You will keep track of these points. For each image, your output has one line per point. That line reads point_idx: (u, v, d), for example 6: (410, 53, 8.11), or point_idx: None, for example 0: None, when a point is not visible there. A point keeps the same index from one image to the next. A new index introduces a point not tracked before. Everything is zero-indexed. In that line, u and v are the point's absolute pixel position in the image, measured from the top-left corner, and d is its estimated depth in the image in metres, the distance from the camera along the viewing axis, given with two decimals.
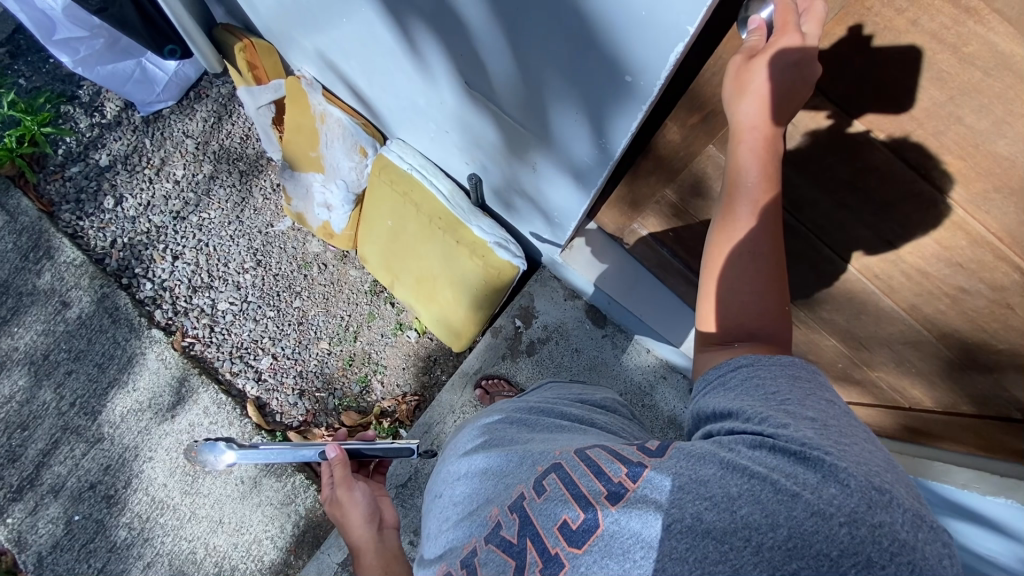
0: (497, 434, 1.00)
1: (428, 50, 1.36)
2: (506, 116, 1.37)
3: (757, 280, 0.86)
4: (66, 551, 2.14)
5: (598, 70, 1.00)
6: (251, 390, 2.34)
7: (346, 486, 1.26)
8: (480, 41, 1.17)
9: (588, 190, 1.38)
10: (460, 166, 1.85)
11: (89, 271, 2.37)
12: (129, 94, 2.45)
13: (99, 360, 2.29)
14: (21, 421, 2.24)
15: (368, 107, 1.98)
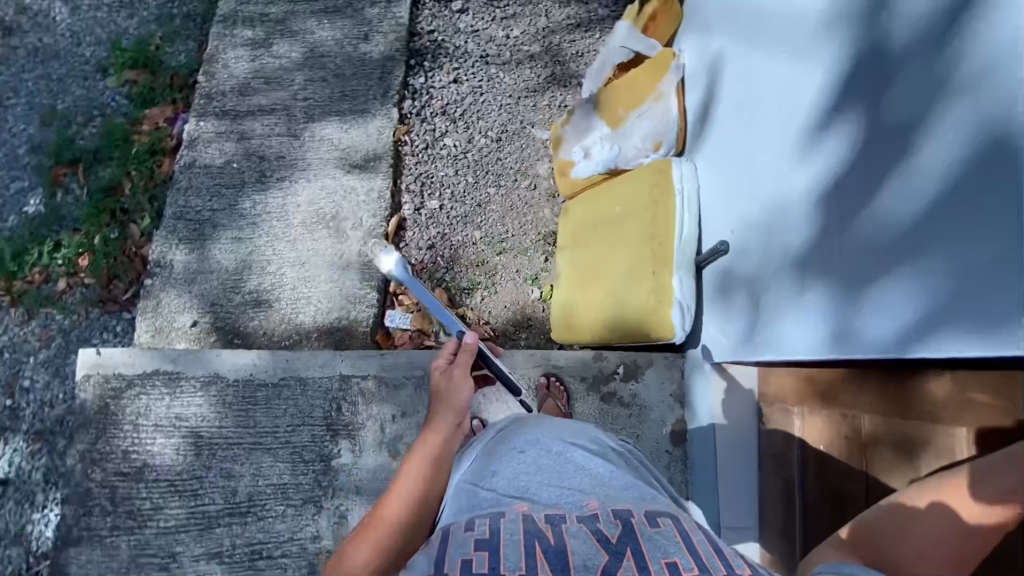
0: (572, 444, 1.20)
1: (837, 130, 1.26)
2: (832, 237, 1.27)
3: (931, 548, 1.01)
4: (209, 175, 2.52)
5: (1008, 293, 0.86)
6: (405, 210, 2.54)
7: (454, 377, 1.47)
8: (904, 171, 1.07)
9: (827, 354, 1.26)
10: (722, 224, 1.76)
11: (394, 35, 2.74)
12: None
13: (348, 92, 2.65)
14: (270, 82, 2.66)
15: (701, 120, 1.91)
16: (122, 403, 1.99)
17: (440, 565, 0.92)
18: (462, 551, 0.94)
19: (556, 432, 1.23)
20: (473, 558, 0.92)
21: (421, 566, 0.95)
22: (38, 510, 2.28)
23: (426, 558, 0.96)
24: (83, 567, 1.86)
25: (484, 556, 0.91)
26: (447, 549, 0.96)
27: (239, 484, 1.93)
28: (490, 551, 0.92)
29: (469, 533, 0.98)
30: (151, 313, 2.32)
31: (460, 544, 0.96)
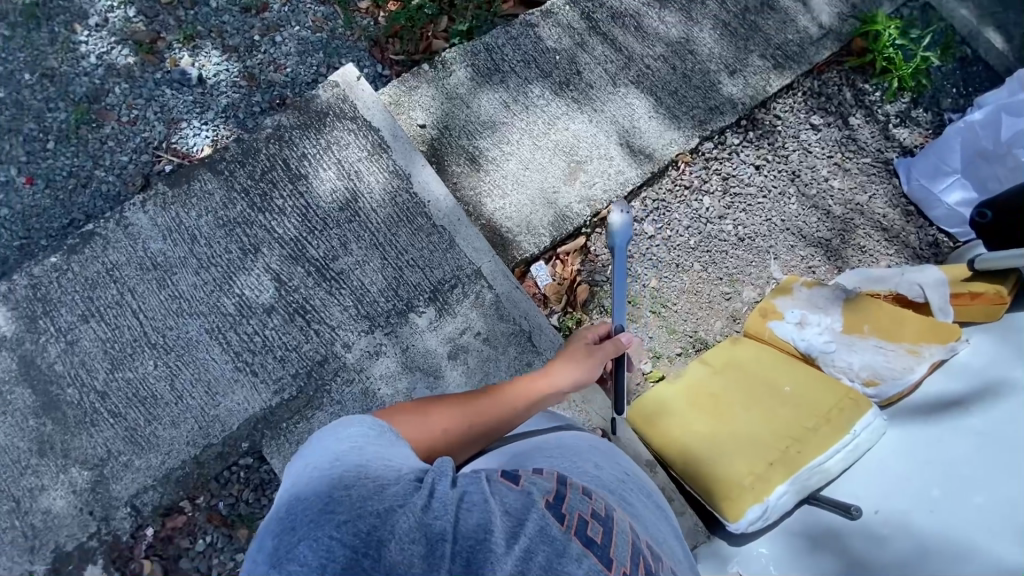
0: (589, 455, 1.28)
1: None
2: None
3: None
4: (533, 45, 2.62)
5: None
6: (626, 210, 2.52)
7: (586, 357, 1.58)
8: None
9: None
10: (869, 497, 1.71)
11: (752, 91, 2.74)
12: (926, 170, 2.68)
13: (679, 93, 2.67)
14: (639, 30, 2.73)
15: (933, 411, 1.80)
16: (333, 125, 2.15)
17: (562, 502, 1.02)
18: (581, 507, 1.03)
19: (575, 445, 1.33)
20: (589, 521, 1.01)
21: (543, 487, 1.04)
22: (197, 119, 2.56)
23: (546, 483, 1.07)
24: (204, 192, 2.05)
25: (599, 528, 1.01)
26: (566, 494, 1.05)
27: (344, 258, 2.03)
28: (603, 530, 1.01)
29: (588, 497, 1.07)
30: (403, 89, 2.47)
31: (580, 498, 1.05)
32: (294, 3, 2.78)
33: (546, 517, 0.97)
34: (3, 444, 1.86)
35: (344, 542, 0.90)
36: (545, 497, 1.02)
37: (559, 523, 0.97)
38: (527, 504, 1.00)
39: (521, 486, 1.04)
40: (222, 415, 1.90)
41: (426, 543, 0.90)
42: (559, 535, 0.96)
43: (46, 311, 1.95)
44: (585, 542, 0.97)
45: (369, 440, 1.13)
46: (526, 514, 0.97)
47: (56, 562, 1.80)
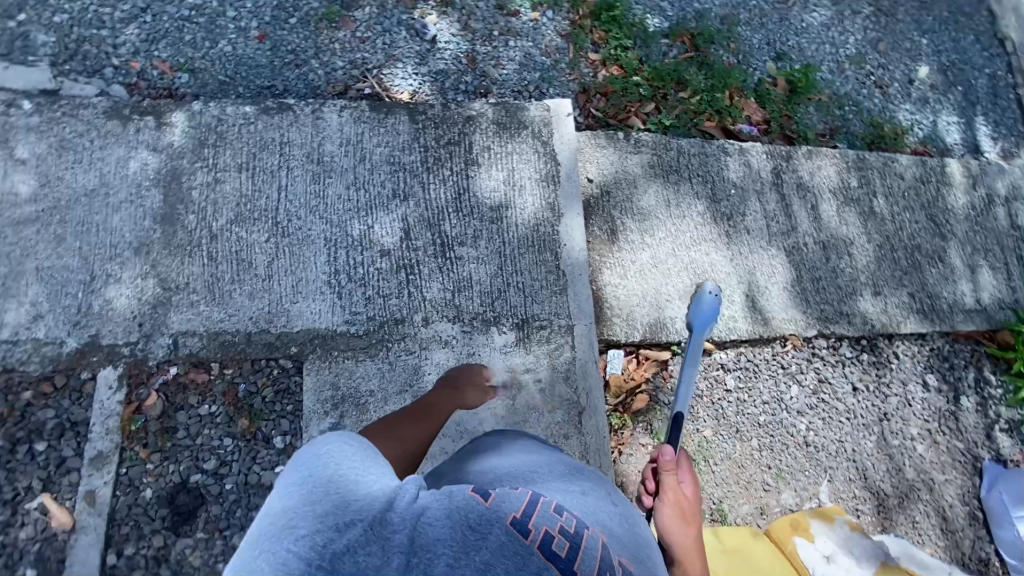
0: (570, 476, 1.19)
1: None
2: None
3: None
4: (718, 170, 2.72)
5: None
6: (719, 353, 2.52)
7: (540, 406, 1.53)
8: None
9: None
10: None
11: (885, 319, 2.71)
12: (1003, 491, 2.57)
13: (821, 283, 2.68)
14: (813, 210, 2.79)
15: None
16: (525, 138, 2.31)
17: (529, 518, 0.99)
18: (549, 520, 1.00)
19: (552, 465, 1.23)
20: (555, 535, 0.99)
21: (512, 503, 1.01)
22: (412, 67, 2.78)
23: (517, 497, 1.03)
24: (393, 129, 2.23)
25: (565, 543, 0.98)
26: (534, 508, 1.01)
27: (468, 247, 2.13)
28: (570, 545, 0.98)
29: (558, 513, 1.03)
30: (592, 142, 2.61)
31: (548, 513, 1.02)
32: (540, 24, 3.01)
33: (510, 533, 0.95)
34: (113, 226, 2.00)
35: (300, 554, 0.88)
36: (512, 512, 0.99)
37: (522, 538, 0.95)
38: (489, 518, 0.97)
39: (490, 502, 1.00)
40: (292, 312, 1.98)
41: (381, 554, 0.90)
42: (522, 552, 0.94)
43: (215, 146, 2.13)
44: (549, 556, 0.95)
45: (340, 451, 1.09)
46: (489, 528, 0.95)
47: (86, 347, 1.89)
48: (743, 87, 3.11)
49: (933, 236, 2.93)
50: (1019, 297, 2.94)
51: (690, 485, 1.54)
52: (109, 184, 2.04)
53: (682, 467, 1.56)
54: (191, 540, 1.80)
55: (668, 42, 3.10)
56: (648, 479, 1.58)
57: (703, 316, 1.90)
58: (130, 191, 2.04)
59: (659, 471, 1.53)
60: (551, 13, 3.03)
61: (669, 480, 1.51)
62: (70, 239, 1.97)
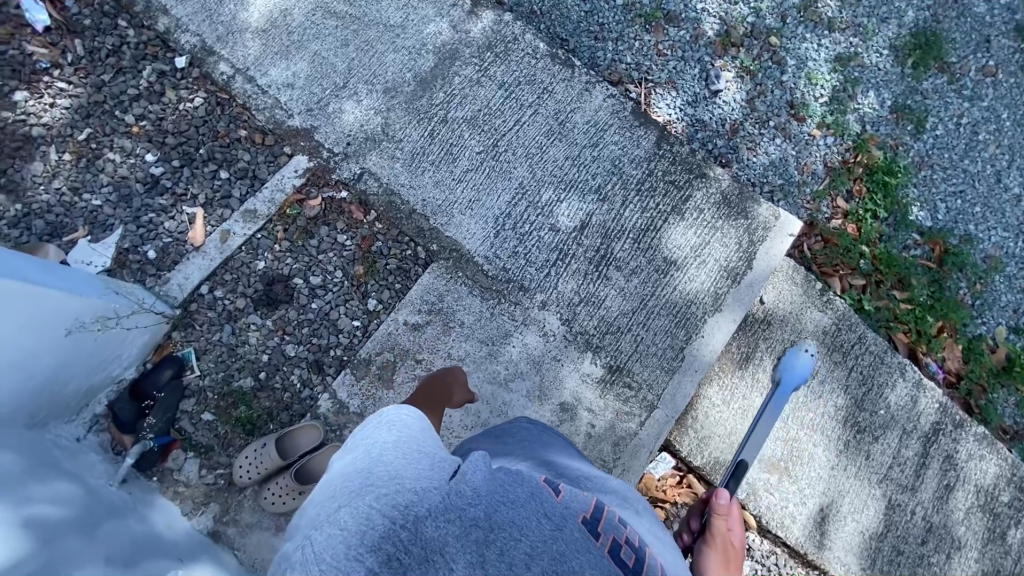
0: (620, 495, 1.17)
1: None
2: None
3: None
4: (882, 382, 2.48)
5: None
6: (750, 535, 2.36)
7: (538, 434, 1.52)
8: None
9: None
10: None
11: None
12: None
13: (898, 559, 2.37)
14: (946, 489, 2.46)
15: None
16: (737, 225, 2.24)
17: (598, 521, 0.97)
18: (615, 530, 0.98)
19: (600, 479, 1.20)
20: (621, 544, 0.96)
21: (581, 503, 1.00)
22: (682, 101, 2.80)
23: (584, 499, 1.02)
24: (636, 140, 2.27)
25: (632, 554, 0.95)
26: (601, 514, 1.00)
27: (620, 276, 2.13)
28: (637, 557, 0.95)
29: (623, 524, 1.01)
30: (787, 271, 2.48)
31: (613, 523, 1.00)
32: (817, 144, 2.86)
33: (582, 531, 0.94)
34: (384, 60, 2.23)
35: (383, 512, 0.89)
36: (581, 512, 0.98)
37: (593, 538, 0.93)
38: (561, 514, 0.95)
39: (561, 498, 0.99)
40: (453, 219, 2.11)
41: (461, 524, 0.89)
42: (593, 550, 0.91)
43: (496, 54, 2.29)
44: (617, 563, 0.92)
45: (384, 423, 1.11)
46: (563, 521, 0.94)
47: (302, 131, 2.13)
48: (961, 330, 2.79)
49: None
50: None
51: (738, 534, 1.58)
52: (404, 29, 2.27)
53: (733, 517, 1.61)
54: (261, 322, 2.00)
55: (920, 239, 2.85)
56: (697, 519, 1.67)
57: (798, 365, 2.27)
58: (414, 44, 2.26)
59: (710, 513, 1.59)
60: (830, 141, 2.86)
61: (717, 525, 1.57)
62: (350, 48, 2.22)
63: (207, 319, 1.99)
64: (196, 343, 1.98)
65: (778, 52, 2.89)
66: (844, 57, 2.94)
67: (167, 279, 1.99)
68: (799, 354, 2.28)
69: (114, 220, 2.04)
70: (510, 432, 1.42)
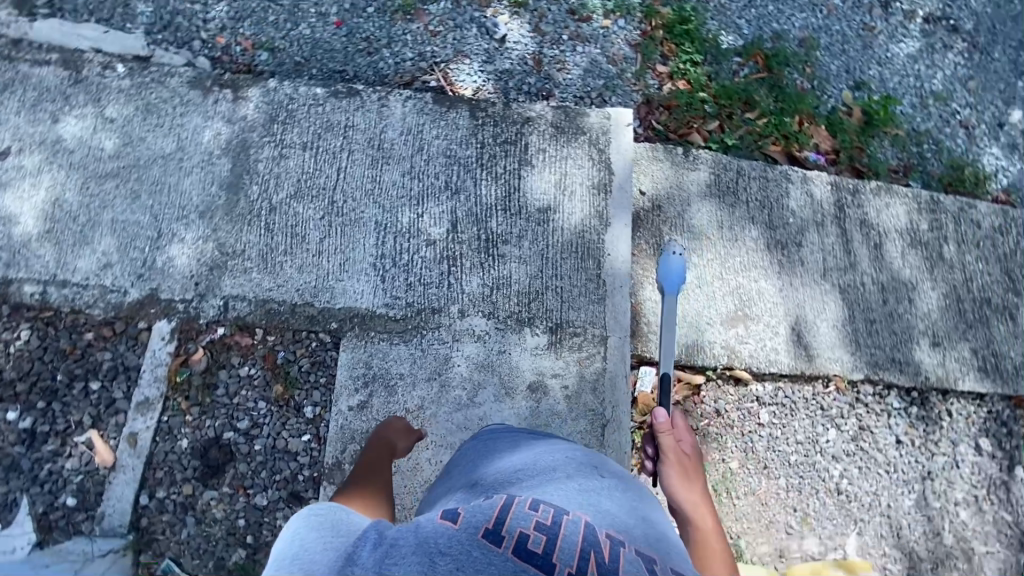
0: (548, 472, 1.18)
1: None
2: None
3: None
4: (776, 196, 2.63)
5: None
6: (755, 385, 2.43)
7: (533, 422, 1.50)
8: None
9: None
10: None
11: (941, 373, 2.55)
12: None
13: (874, 327, 2.55)
14: (876, 248, 2.66)
15: None
16: (582, 144, 2.33)
17: (501, 525, 0.98)
18: (524, 521, 1.00)
19: (530, 466, 1.21)
20: (530, 534, 0.97)
21: (482, 515, 1.01)
22: (478, 64, 2.80)
23: (489, 507, 1.03)
24: (453, 123, 2.28)
25: (541, 538, 0.96)
26: (507, 514, 1.01)
27: (512, 246, 2.15)
28: (547, 538, 0.97)
29: (534, 510, 1.03)
30: (648, 154, 2.58)
31: (523, 513, 1.02)
32: (611, 31, 2.96)
33: (482, 546, 0.95)
34: (183, 189, 2.12)
35: None
36: (484, 524, 0.99)
37: (494, 546, 0.94)
38: (459, 538, 0.96)
39: (459, 525, 1.00)
40: (336, 289, 2.05)
41: None
42: (495, 559, 0.92)
43: (283, 122, 2.22)
44: (524, 558, 0.93)
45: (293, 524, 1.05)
46: (459, 549, 0.94)
47: (145, 299, 2.01)
48: (816, 113, 2.98)
49: (1006, 291, 2.73)
50: None
51: (687, 439, 1.64)
52: (184, 150, 2.17)
53: (676, 425, 1.67)
54: (218, 492, 1.90)
55: (741, 60, 3.01)
56: (649, 444, 1.70)
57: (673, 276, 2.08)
58: (202, 158, 2.16)
59: (654, 433, 1.64)
60: (623, 21, 2.98)
61: (664, 440, 1.63)
62: (144, 197, 2.11)
63: (164, 524, 1.87)
64: (169, 552, 1.86)
65: None
66: None
67: (102, 513, 1.85)
68: (670, 260, 2.09)
69: (13, 494, 1.86)
70: (458, 461, 1.44)
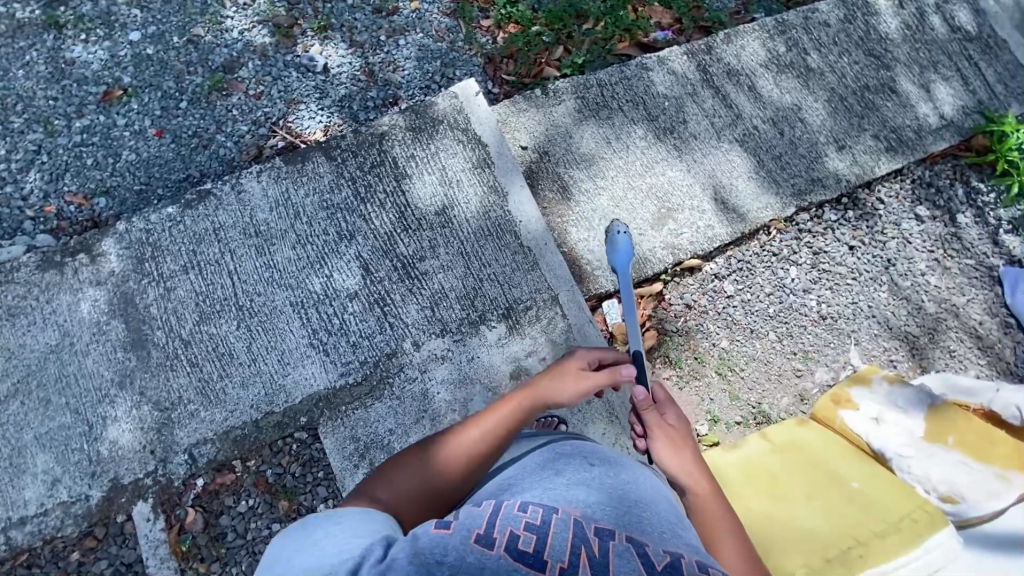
0: (541, 472, 1.25)
1: None
2: None
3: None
4: (643, 89, 2.65)
5: None
6: (709, 265, 2.49)
7: (577, 381, 1.45)
8: None
9: None
10: None
11: (858, 169, 2.65)
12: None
13: (784, 160, 2.62)
14: (752, 90, 2.72)
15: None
16: (445, 133, 2.29)
17: (492, 530, 1.06)
18: (513, 522, 1.08)
19: (525, 470, 1.28)
20: (520, 533, 1.06)
21: (473, 521, 1.08)
22: (315, 103, 2.69)
23: (480, 513, 1.10)
24: (315, 174, 2.19)
25: (531, 538, 1.05)
26: (497, 517, 1.09)
27: (430, 259, 2.12)
28: (537, 537, 1.05)
29: (523, 511, 1.10)
30: (512, 109, 2.54)
31: (513, 514, 1.10)
32: (423, 11, 2.88)
33: (475, 550, 1.02)
34: (89, 370, 1.99)
35: None
36: (475, 529, 1.06)
37: (486, 550, 1.02)
38: (454, 545, 1.03)
39: (452, 531, 1.06)
40: (288, 386, 1.98)
41: None
42: (489, 561, 1.00)
43: (153, 256, 2.10)
44: (516, 556, 1.02)
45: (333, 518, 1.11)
46: (453, 553, 1.01)
47: (111, 492, 1.90)
48: None
49: (878, 69, 2.84)
50: (980, 97, 2.85)
51: (674, 412, 1.46)
52: (70, 334, 2.03)
53: (659, 399, 1.49)
54: None
55: None
56: (632, 423, 1.50)
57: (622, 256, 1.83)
58: (91, 332, 2.03)
59: (639, 413, 1.45)
60: None
61: (651, 418, 1.45)
62: (55, 399, 1.97)
63: None
64: None
65: None
66: None
67: None
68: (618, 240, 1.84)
69: None
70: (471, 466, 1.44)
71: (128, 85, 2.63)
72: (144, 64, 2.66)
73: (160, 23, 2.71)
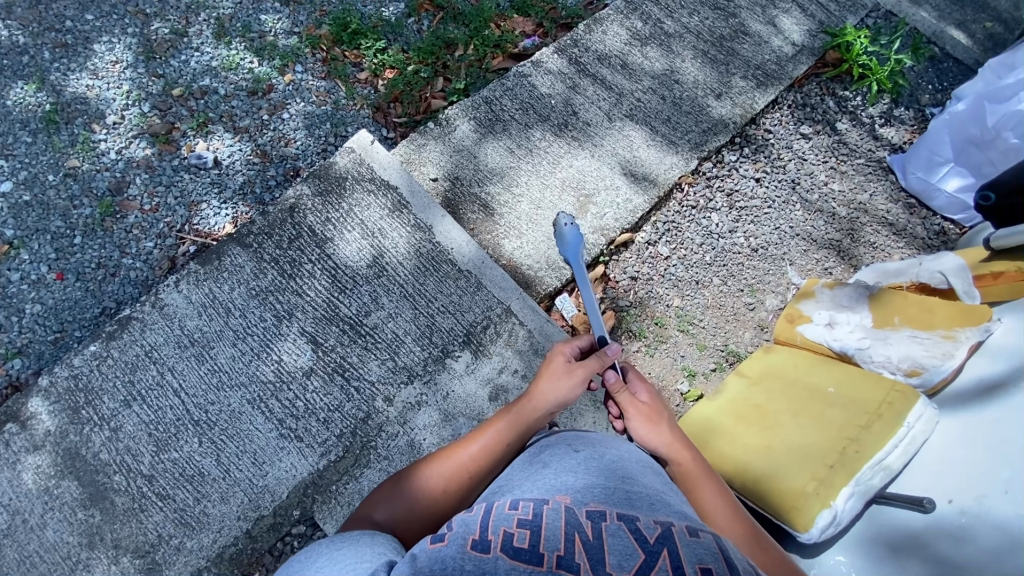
0: (529, 471, 1.26)
1: None
2: None
3: None
4: (528, 96, 2.75)
5: None
6: (639, 235, 2.59)
7: (568, 371, 1.46)
8: None
9: None
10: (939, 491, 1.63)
11: (740, 110, 2.84)
12: (911, 154, 2.75)
13: (675, 121, 2.78)
14: (625, 68, 2.88)
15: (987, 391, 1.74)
16: (353, 188, 2.29)
17: (486, 532, 1.04)
18: (506, 521, 1.06)
19: (519, 470, 1.30)
20: (514, 531, 1.04)
21: (469, 526, 1.06)
22: (217, 198, 2.62)
23: (472, 518, 1.08)
24: (235, 266, 2.14)
25: (525, 533, 1.04)
26: (490, 518, 1.08)
27: (375, 312, 2.10)
28: (531, 531, 1.04)
29: (514, 508, 1.09)
30: (412, 148, 2.58)
31: (505, 514, 1.08)
32: (298, 81, 2.89)
33: (473, 557, 1.00)
34: (51, 542, 1.83)
35: None
36: (470, 536, 1.04)
37: (484, 554, 1.00)
38: (452, 556, 1.00)
39: (447, 542, 1.04)
40: (271, 484, 1.89)
41: None
42: (488, 564, 0.99)
43: (88, 400, 1.97)
44: (514, 553, 1.01)
45: (342, 550, 1.08)
46: (453, 565, 0.99)
47: None
48: (501, 11, 3.12)
49: (727, 19, 3.07)
50: (820, 18, 3.13)
51: (645, 389, 1.50)
52: (19, 510, 1.86)
53: (629, 378, 1.53)
54: None
55: (413, 17, 3.06)
56: (609, 405, 1.55)
57: (572, 245, 1.80)
58: (42, 501, 1.87)
59: (613, 395, 1.50)
60: (300, 66, 2.91)
61: (624, 398, 1.49)
62: None
63: None
64: None
65: (191, 94, 2.79)
66: (218, 33, 2.92)
67: None
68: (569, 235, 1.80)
69: None
70: None
71: (12, 237, 2.48)
72: (25, 211, 2.52)
73: (29, 167, 2.59)
